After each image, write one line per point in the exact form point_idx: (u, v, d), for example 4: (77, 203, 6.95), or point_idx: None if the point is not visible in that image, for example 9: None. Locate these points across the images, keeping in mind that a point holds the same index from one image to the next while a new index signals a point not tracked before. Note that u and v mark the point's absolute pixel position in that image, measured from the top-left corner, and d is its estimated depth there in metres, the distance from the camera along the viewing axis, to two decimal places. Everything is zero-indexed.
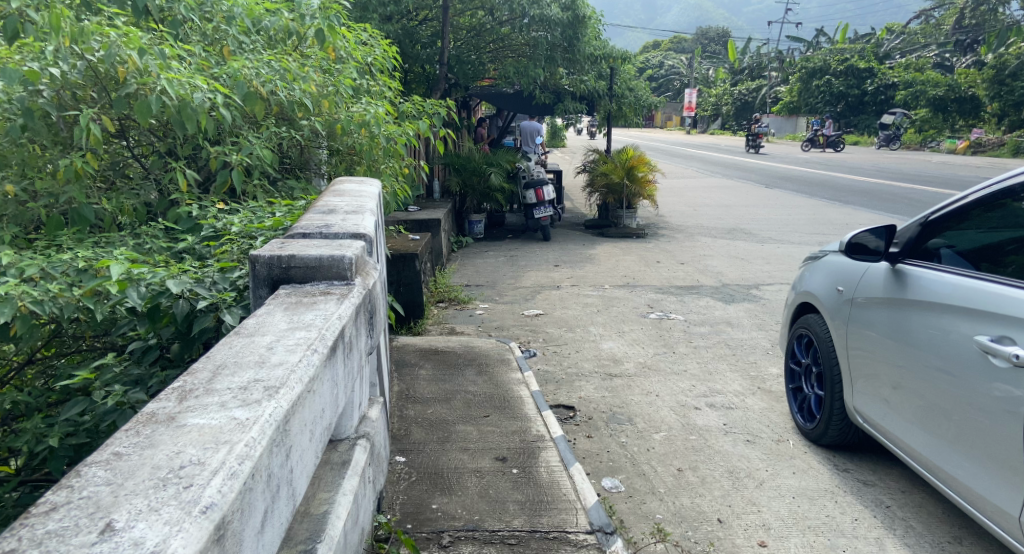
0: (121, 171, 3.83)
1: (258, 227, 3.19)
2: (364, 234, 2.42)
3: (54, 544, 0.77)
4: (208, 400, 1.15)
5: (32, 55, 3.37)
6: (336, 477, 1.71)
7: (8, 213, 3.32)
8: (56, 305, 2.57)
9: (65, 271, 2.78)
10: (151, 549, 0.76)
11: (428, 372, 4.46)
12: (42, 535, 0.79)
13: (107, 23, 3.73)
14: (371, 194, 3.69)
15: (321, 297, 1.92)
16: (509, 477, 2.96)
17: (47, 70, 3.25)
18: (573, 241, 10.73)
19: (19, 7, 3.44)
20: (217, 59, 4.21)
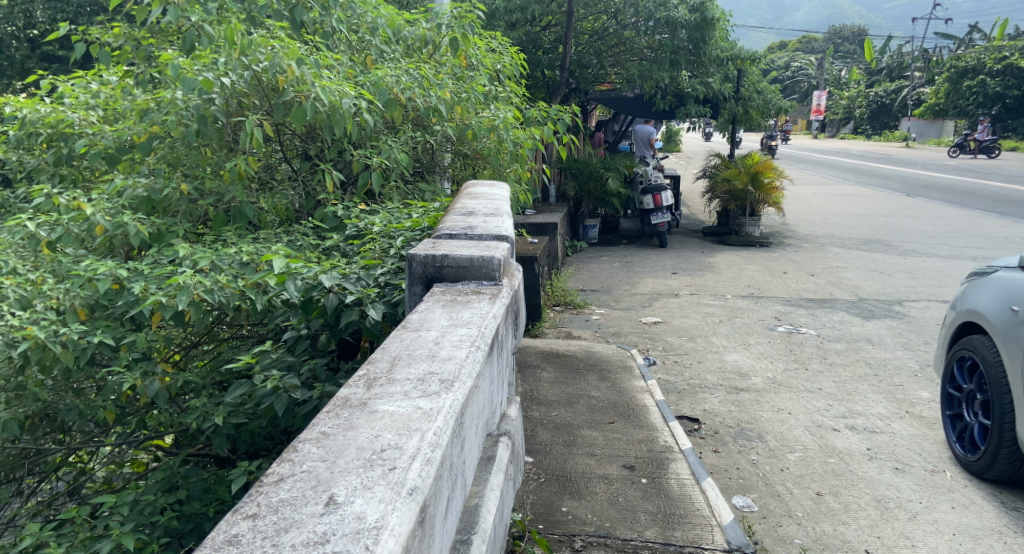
0: (274, 173, 4.11)
1: (398, 227, 3.32)
2: (507, 235, 2.47)
3: (289, 512, 0.86)
4: (392, 389, 1.24)
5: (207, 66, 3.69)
6: (484, 472, 1.74)
7: (182, 209, 3.66)
8: (224, 294, 2.81)
9: (231, 264, 3.04)
10: (374, 523, 0.83)
11: (549, 374, 4.48)
12: (276, 503, 0.88)
13: (270, 35, 4.02)
14: (502, 196, 3.76)
15: (474, 296, 1.98)
16: (639, 487, 2.92)
17: (219, 80, 3.53)
18: (692, 248, 10.46)
19: (197, 21, 3.77)
20: (362, 67, 4.44)
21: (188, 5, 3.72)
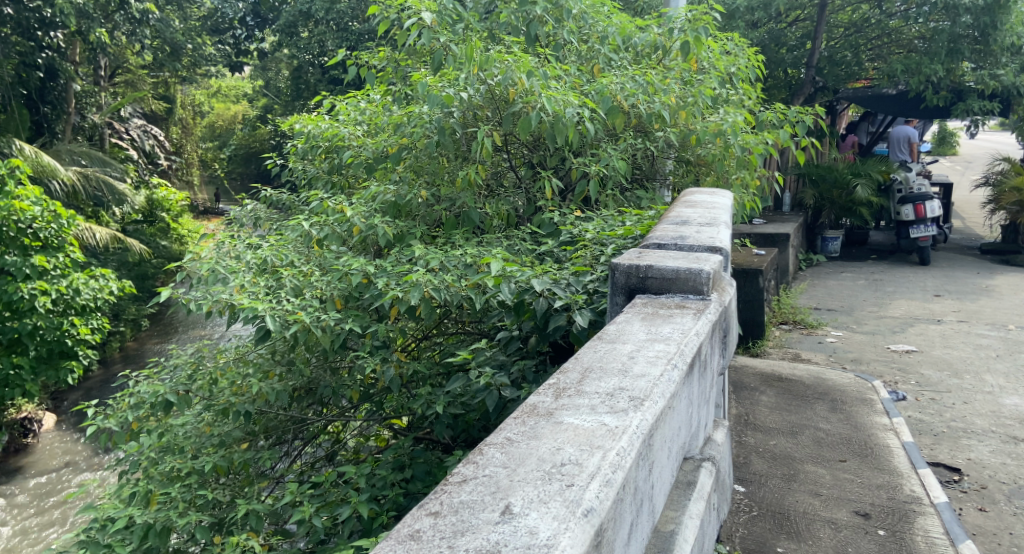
0: (499, 181, 4.33)
1: (610, 235, 3.31)
2: (720, 247, 2.34)
3: (467, 515, 0.88)
4: (580, 401, 1.23)
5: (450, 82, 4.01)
6: (682, 497, 1.66)
7: (420, 213, 4.03)
8: (448, 292, 3.04)
9: (457, 265, 3.25)
10: (546, 540, 0.82)
11: (770, 399, 4.16)
12: (457, 503, 0.91)
13: (507, 50, 4.27)
14: (724, 205, 3.58)
15: (677, 310, 1.91)
16: (872, 538, 2.58)
17: (459, 94, 3.83)
18: (962, 268, 9.04)
19: (445, 41, 4.09)
20: (590, 76, 4.52)
21: (438, 27, 4.05)
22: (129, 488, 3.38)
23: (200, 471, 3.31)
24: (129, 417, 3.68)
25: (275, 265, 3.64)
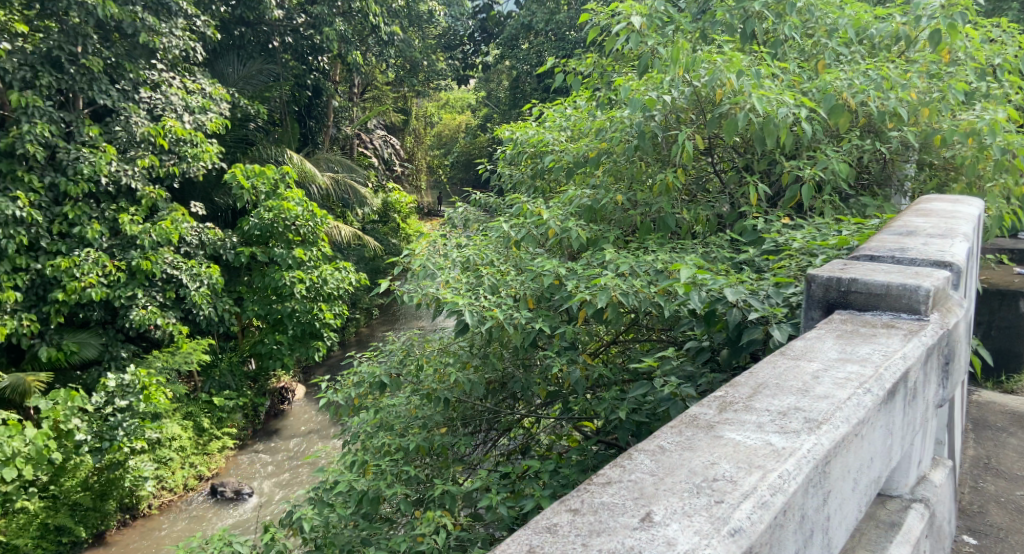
0: (703, 186, 4.21)
1: (822, 244, 2.98)
2: (948, 262, 2.05)
3: (605, 516, 0.89)
4: (747, 418, 1.17)
5: (654, 86, 3.91)
6: (882, 539, 1.48)
7: (616, 217, 4.02)
8: (637, 297, 3.02)
9: (647, 270, 3.20)
10: None
11: (1020, 444, 3.55)
12: (597, 504, 0.92)
13: (717, 50, 4.00)
14: (966, 214, 3.11)
15: (883, 329, 1.71)
16: None
17: (662, 97, 3.69)
18: None
19: (653, 45, 4.00)
20: (811, 74, 4.17)
21: (647, 30, 3.98)
22: (350, 456, 3.81)
23: (406, 449, 3.59)
24: (352, 393, 4.10)
25: (477, 264, 3.85)
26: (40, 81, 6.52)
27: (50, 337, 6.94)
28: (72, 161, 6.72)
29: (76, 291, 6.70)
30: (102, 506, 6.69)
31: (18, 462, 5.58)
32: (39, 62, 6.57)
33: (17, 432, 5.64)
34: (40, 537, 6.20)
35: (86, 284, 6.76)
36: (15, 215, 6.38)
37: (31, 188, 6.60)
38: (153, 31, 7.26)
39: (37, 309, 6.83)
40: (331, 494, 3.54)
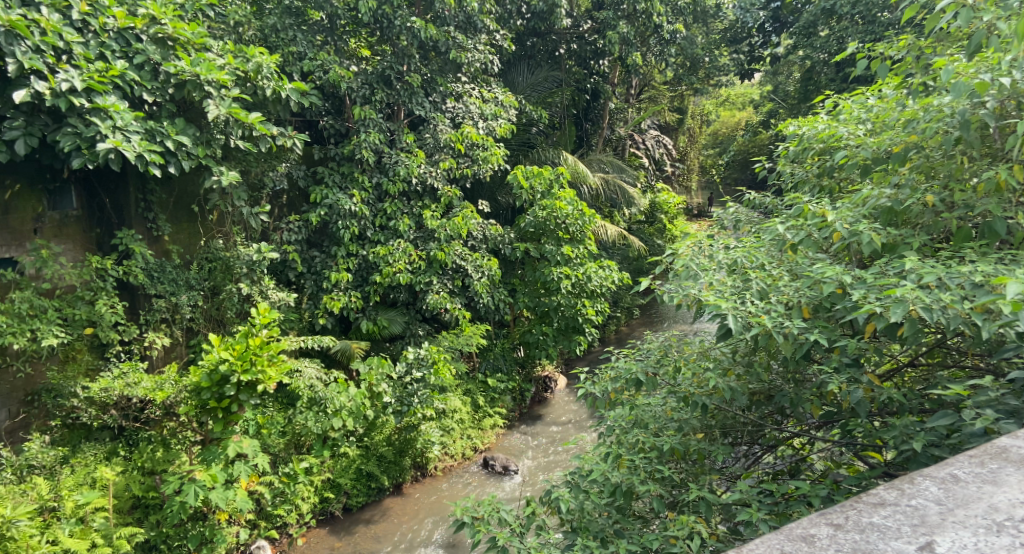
0: None
1: None
2: None
3: None
4: None
5: (988, 68, 3.33)
6: None
7: (923, 222, 3.47)
8: (945, 314, 2.71)
9: (960, 284, 2.76)
10: None
11: None
12: None
13: None
14: None
15: None
16: None
17: (999, 80, 3.15)
18: None
19: (991, 20, 3.23)
20: None
21: (983, 3, 3.22)
22: (602, 449, 3.80)
23: (660, 450, 3.57)
24: (609, 386, 4.04)
25: (745, 266, 3.64)
26: (375, 97, 7.42)
27: (368, 313, 7.57)
28: (393, 164, 7.47)
29: (390, 275, 7.23)
30: (401, 460, 6.75)
31: (345, 415, 5.84)
32: (375, 81, 7.51)
33: (343, 389, 5.89)
34: (355, 480, 6.41)
35: (396, 269, 7.25)
36: (351, 209, 7.18)
37: (363, 188, 7.35)
38: (462, 48, 7.89)
39: (361, 288, 7.52)
40: (586, 481, 3.60)
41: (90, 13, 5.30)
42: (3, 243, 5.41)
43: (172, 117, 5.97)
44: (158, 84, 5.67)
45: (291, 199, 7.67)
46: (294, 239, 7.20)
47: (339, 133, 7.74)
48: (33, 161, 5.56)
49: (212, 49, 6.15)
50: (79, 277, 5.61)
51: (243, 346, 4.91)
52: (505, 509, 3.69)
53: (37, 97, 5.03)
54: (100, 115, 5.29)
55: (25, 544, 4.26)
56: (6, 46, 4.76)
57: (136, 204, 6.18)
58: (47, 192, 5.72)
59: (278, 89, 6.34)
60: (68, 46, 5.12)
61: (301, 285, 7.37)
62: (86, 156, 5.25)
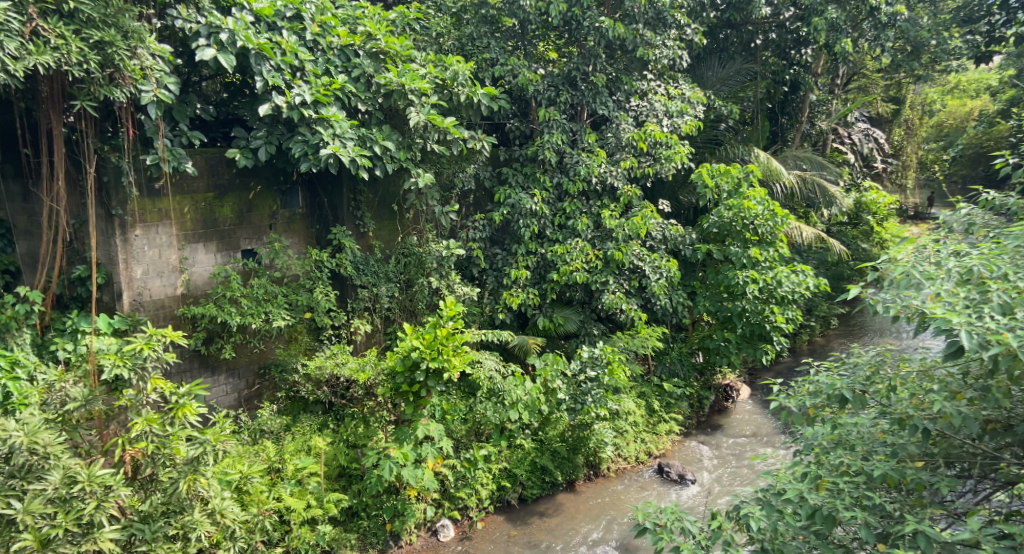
0: None
1: None
2: None
3: None
4: None
5: None
6: None
7: None
8: None
9: None
10: None
11: None
12: None
13: None
14: None
15: None
16: None
17: None
18: None
19: None
20: None
21: None
22: (800, 468, 3.56)
23: (870, 475, 3.30)
24: (807, 401, 3.69)
25: (983, 277, 3.16)
26: (560, 98, 7.52)
27: (545, 309, 7.51)
28: (574, 164, 7.45)
29: (566, 272, 7.20)
30: (575, 457, 6.70)
31: (520, 407, 6.07)
32: (561, 83, 7.62)
33: (519, 382, 6.14)
34: (530, 472, 6.48)
35: (574, 268, 7.18)
36: (532, 208, 7.32)
37: (544, 188, 7.48)
38: (650, 44, 7.71)
39: (539, 285, 7.53)
40: (779, 500, 3.40)
41: (319, 34, 6.04)
42: (248, 236, 6.26)
43: (380, 123, 6.51)
44: (370, 94, 6.23)
45: (478, 198, 7.89)
46: (479, 237, 7.50)
47: (525, 134, 7.95)
48: (270, 165, 6.33)
49: (416, 60, 6.64)
50: (302, 268, 6.34)
51: (432, 335, 5.26)
52: (690, 518, 3.62)
53: (276, 109, 5.76)
54: (323, 124, 5.94)
55: (256, 498, 4.93)
56: (256, 66, 5.54)
57: (348, 203, 6.83)
58: (281, 193, 6.53)
59: (471, 95, 6.77)
60: (302, 65, 5.85)
61: (484, 280, 7.64)
62: (312, 161, 5.89)
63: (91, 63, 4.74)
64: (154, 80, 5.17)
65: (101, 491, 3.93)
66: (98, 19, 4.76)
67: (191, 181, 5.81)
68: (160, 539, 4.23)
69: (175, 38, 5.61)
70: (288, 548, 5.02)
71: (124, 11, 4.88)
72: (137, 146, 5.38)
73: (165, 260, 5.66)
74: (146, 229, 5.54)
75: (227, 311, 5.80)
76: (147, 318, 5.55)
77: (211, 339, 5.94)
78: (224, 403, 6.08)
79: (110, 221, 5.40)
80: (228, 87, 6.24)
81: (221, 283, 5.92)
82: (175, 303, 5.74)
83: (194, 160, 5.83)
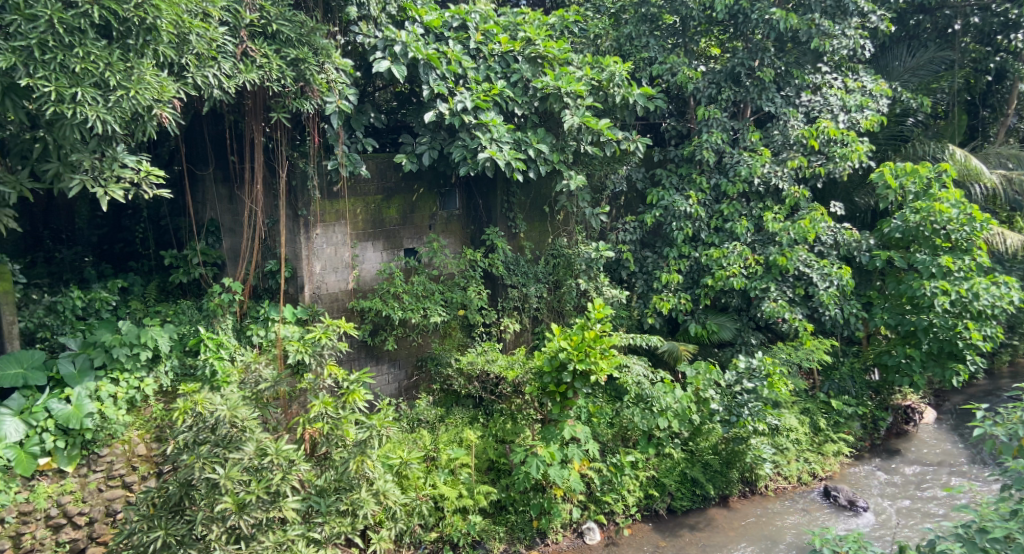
0: None
1: None
2: None
3: None
4: None
5: None
6: None
7: None
8: None
9: None
10: None
11: None
12: None
13: None
14: None
15: None
16: None
17: None
18: None
19: None
20: None
21: None
22: (1011, 505, 3.17)
23: None
24: (1019, 430, 3.32)
25: None
26: (722, 95, 7.22)
27: (698, 315, 7.25)
28: (734, 165, 7.13)
29: (722, 278, 6.88)
30: (729, 472, 6.36)
31: (670, 416, 5.87)
32: (724, 79, 7.27)
33: (670, 390, 5.96)
34: (680, 483, 6.25)
35: (730, 273, 6.86)
36: (686, 211, 7.06)
37: (700, 189, 7.20)
38: (827, 34, 7.11)
39: (691, 290, 7.28)
40: (984, 538, 3.05)
41: (482, 41, 6.29)
42: (410, 235, 6.65)
43: (535, 127, 6.65)
44: (527, 98, 6.37)
45: (628, 200, 7.78)
46: (630, 240, 7.38)
47: (681, 134, 7.68)
48: (433, 169, 6.69)
49: (573, 63, 6.70)
50: (458, 266, 6.66)
51: (580, 337, 5.25)
52: (875, 549, 3.35)
53: (439, 116, 6.07)
54: (482, 129, 6.17)
55: (414, 483, 5.31)
56: (424, 76, 5.88)
57: (501, 204, 7.01)
58: (440, 194, 6.84)
59: (627, 96, 6.71)
60: (465, 72, 6.12)
61: (633, 283, 7.50)
62: (471, 165, 6.16)
63: (287, 79, 5.29)
64: (337, 92, 5.65)
65: (287, 464, 4.33)
66: (295, 38, 5.32)
67: (364, 185, 6.27)
68: (333, 514, 4.61)
69: (356, 52, 6.04)
70: (441, 534, 5.29)
71: (315, 31, 5.42)
72: (321, 152, 5.90)
73: (340, 257, 6.16)
74: (325, 228, 6.05)
75: (391, 306, 6.22)
76: (324, 309, 6.07)
77: (376, 331, 6.39)
78: (386, 391, 6.53)
79: (296, 221, 5.95)
80: (397, 96, 6.64)
81: (386, 279, 6.38)
82: (347, 296, 6.24)
83: (367, 164, 6.27)
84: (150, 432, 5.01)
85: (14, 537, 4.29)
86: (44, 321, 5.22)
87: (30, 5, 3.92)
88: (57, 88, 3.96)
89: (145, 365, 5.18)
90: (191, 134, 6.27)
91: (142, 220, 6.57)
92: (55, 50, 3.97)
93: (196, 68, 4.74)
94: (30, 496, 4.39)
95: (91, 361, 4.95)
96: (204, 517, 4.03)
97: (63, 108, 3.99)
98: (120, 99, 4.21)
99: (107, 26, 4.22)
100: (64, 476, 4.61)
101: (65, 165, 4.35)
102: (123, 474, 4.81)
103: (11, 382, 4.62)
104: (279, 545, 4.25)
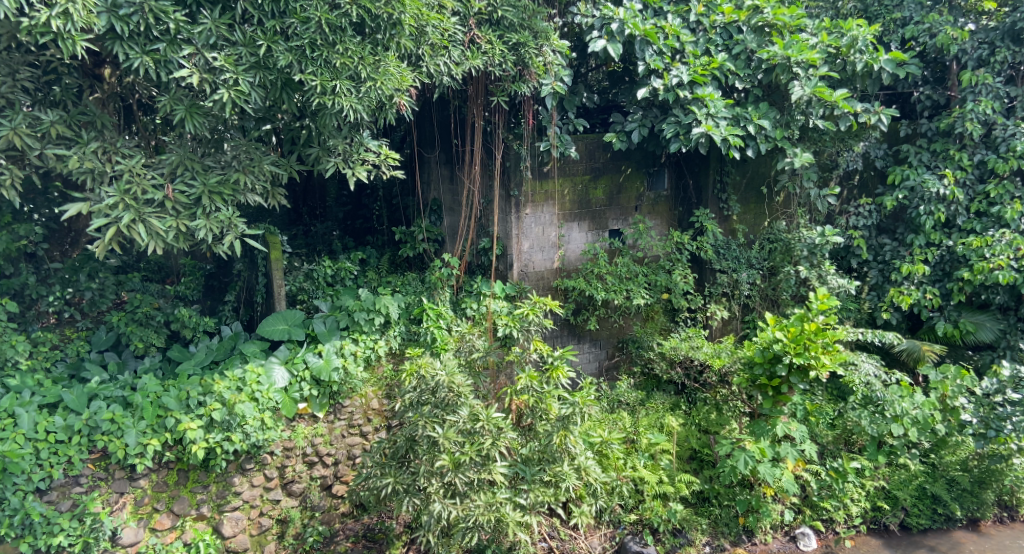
0: None
1: None
2: None
3: None
4: None
5: None
6: None
7: None
8: None
9: None
10: None
11: None
12: None
13: None
14: None
15: None
16: None
17: None
18: None
19: None
20: None
21: None
22: None
23: None
24: None
25: None
26: (995, 56, 6.09)
27: (948, 313, 6.27)
28: (1008, 138, 6.06)
29: (983, 272, 5.89)
30: (981, 492, 5.41)
31: (907, 422, 5.17)
32: (1000, 37, 6.12)
33: (907, 394, 5.29)
34: (916, 499, 5.50)
35: (995, 265, 5.82)
36: (938, 192, 6.19)
37: (960, 166, 6.25)
38: None
39: (941, 284, 6.32)
40: None
41: (704, 13, 5.97)
42: (616, 216, 6.64)
43: (758, 100, 6.24)
44: (751, 70, 6.00)
45: (864, 180, 6.94)
46: (863, 224, 6.67)
47: (938, 104, 6.62)
48: (641, 148, 6.59)
49: (807, 29, 6.14)
50: (662, 249, 6.56)
51: (798, 330, 4.88)
52: None
53: (653, 93, 5.94)
54: (698, 105, 5.91)
55: (615, 463, 5.30)
56: (640, 52, 5.77)
57: (713, 184, 6.74)
58: (648, 175, 6.73)
59: (871, 62, 6.00)
60: (682, 46, 5.89)
61: (864, 273, 6.76)
62: (683, 141, 5.94)
63: (508, 63, 5.54)
64: (553, 74, 5.74)
65: (496, 431, 4.57)
66: (518, 23, 5.55)
67: (573, 165, 6.35)
68: (537, 483, 4.70)
69: (572, 33, 6.15)
70: (642, 517, 5.21)
71: (535, 14, 5.61)
72: (535, 134, 6.09)
73: (547, 237, 6.35)
74: (535, 209, 6.24)
75: (594, 286, 6.31)
76: (531, 286, 6.32)
77: (579, 310, 6.49)
78: (588, 369, 6.61)
79: (508, 201, 6.19)
80: (610, 76, 6.62)
81: (590, 259, 6.46)
82: (552, 275, 6.44)
83: (577, 145, 6.34)
84: (382, 389, 5.63)
85: (280, 468, 5.11)
86: (303, 286, 6.05)
87: (305, 9, 4.44)
88: (321, 82, 4.46)
89: (379, 329, 5.73)
90: (422, 120, 6.84)
91: (379, 200, 7.28)
92: (322, 48, 4.46)
93: (431, 57, 5.09)
94: (292, 434, 5.16)
95: (338, 323, 5.64)
96: (425, 470, 4.40)
97: (325, 99, 4.46)
98: (368, 89, 4.63)
99: (362, 23, 4.67)
100: (317, 420, 5.33)
101: (324, 150, 4.98)
102: (360, 424, 5.52)
103: (279, 335, 5.47)
104: (489, 506, 4.46)
